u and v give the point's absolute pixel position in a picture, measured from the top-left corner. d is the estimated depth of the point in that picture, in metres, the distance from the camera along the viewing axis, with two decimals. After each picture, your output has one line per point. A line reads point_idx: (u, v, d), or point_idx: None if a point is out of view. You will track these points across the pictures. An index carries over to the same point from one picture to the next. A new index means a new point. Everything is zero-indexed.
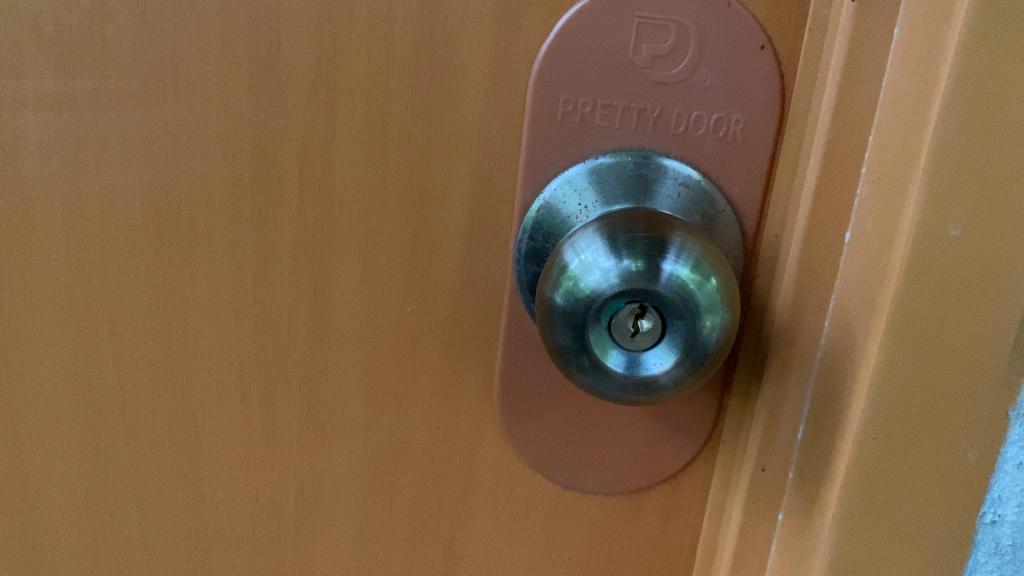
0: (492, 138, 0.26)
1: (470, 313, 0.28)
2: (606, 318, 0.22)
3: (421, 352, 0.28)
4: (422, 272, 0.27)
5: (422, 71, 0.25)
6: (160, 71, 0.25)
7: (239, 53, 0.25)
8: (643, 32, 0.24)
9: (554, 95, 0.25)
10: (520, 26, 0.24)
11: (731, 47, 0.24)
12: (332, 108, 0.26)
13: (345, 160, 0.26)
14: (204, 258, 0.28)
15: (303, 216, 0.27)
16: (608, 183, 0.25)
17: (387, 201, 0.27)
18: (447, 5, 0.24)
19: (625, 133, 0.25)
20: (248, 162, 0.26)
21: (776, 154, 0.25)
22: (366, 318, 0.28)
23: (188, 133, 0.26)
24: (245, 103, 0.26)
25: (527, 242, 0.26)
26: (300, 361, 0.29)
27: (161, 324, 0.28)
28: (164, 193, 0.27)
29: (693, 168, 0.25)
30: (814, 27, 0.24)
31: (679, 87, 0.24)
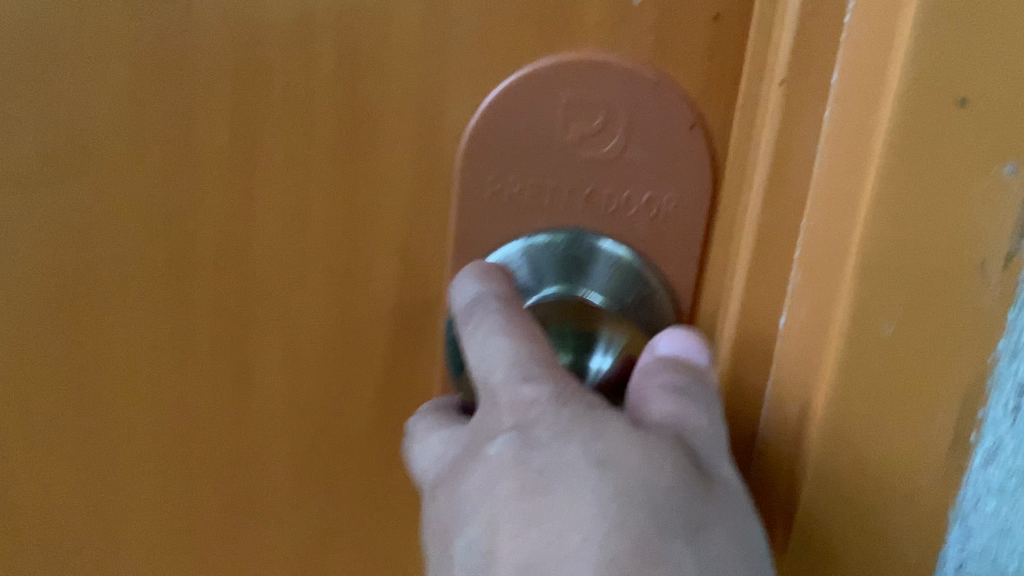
0: (418, 217, 0.25)
1: (402, 393, 0.27)
2: None
3: (352, 433, 0.27)
4: (348, 355, 0.26)
5: (343, 150, 0.24)
6: (60, 155, 0.24)
7: (148, 136, 0.24)
8: (571, 112, 0.23)
9: (480, 174, 0.24)
10: (444, 104, 0.24)
11: (661, 127, 0.23)
12: (250, 187, 0.24)
13: (265, 241, 0.25)
14: (114, 342, 0.26)
15: (222, 299, 0.26)
16: (541, 264, 0.24)
17: (310, 282, 0.25)
18: (367, 86, 0.23)
19: (555, 213, 0.24)
20: (162, 246, 0.25)
21: (712, 235, 0.24)
22: (291, 402, 0.27)
23: (95, 218, 0.25)
24: (155, 187, 0.24)
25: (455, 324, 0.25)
26: (224, 445, 0.27)
27: (75, 412, 0.27)
28: (70, 280, 0.25)
29: (625, 248, 0.24)
30: (746, 105, 0.23)
31: (608, 167, 0.24)
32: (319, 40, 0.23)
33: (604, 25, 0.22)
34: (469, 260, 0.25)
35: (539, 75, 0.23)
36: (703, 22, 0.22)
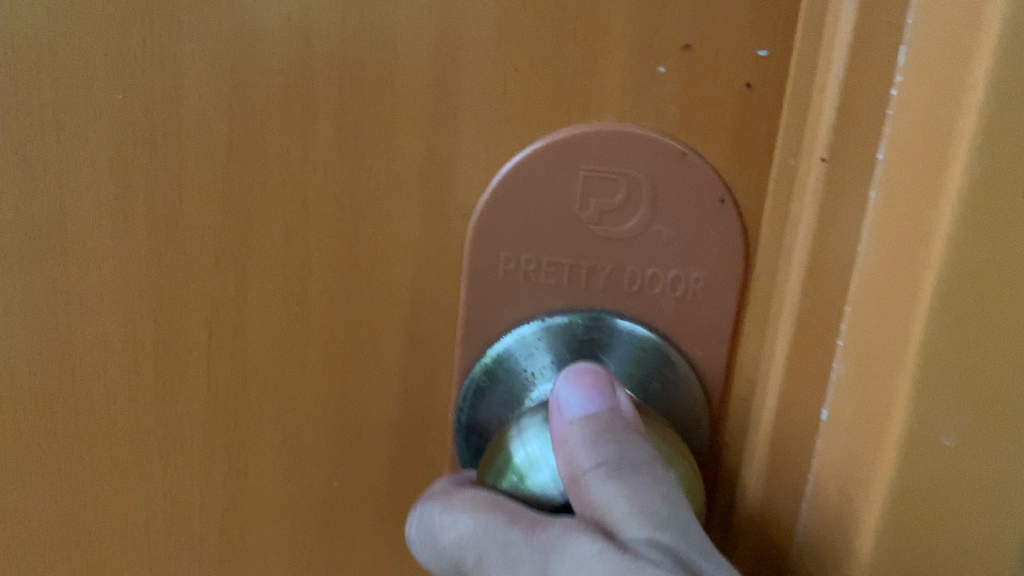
0: (425, 298, 0.23)
1: (408, 483, 0.25)
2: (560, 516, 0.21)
3: (354, 524, 0.25)
4: (350, 440, 0.24)
5: (344, 227, 0.22)
6: (36, 235, 0.22)
7: (133, 214, 0.22)
8: (591, 185, 0.22)
9: (493, 251, 0.22)
10: (454, 178, 0.22)
11: (688, 202, 0.21)
12: (242, 265, 0.23)
13: (259, 324, 0.23)
14: (96, 430, 0.24)
15: (214, 384, 0.24)
16: (558, 347, 0.23)
17: (308, 367, 0.24)
18: (370, 160, 0.22)
19: (573, 290, 0.22)
20: (148, 329, 0.23)
21: (743, 311, 0.22)
22: (286, 491, 0.25)
23: (73, 300, 0.23)
24: (141, 267, 0.23)
25: (467, 411, 0.23)
26: (212, 539, 0.25)
27: (50, 505, 0.25)
28: (47, 366, 0.23)
29: (650, 329, 0.23)
30: (780, 180, 0.21)
31: (631, 244, 0.22)
32: (318, 107, 0.21)
33: (626, 90, 0.21)
34: (481, 340, 0.23)
35: (556, 146, 0.21)
36: (734, 87, 0.21)
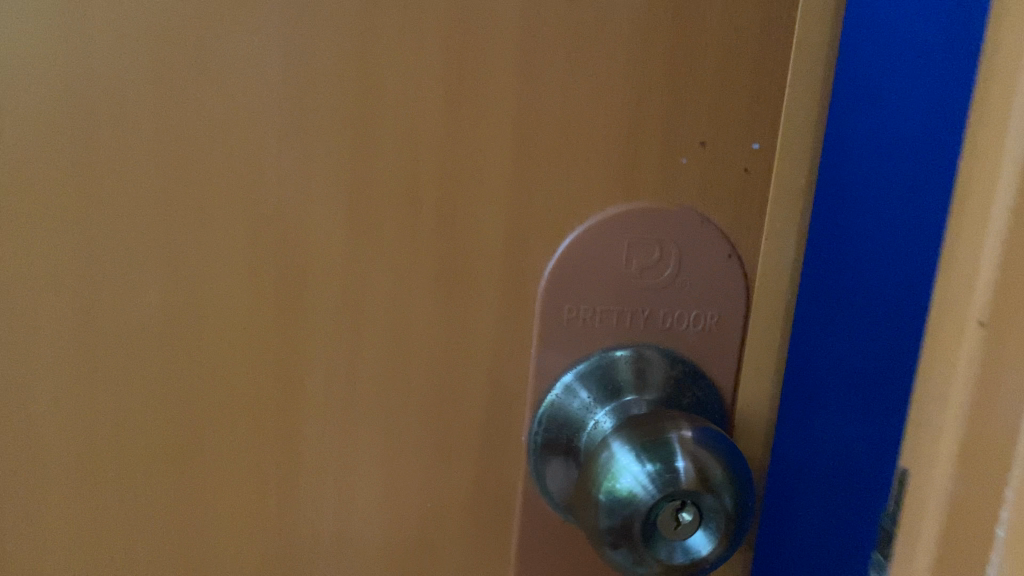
0: (504, 342, 0.29)
1: (487, 493, 0.30)
2: (649, 516, 0.25)
3: (441, 527, 0.31)
4: (436, 456, 0.30)
5: (441, 285, 0.28)
6: (197, 289, 0.28)
7: (272, 274, 0.28)
8: (629, 250, 0.28)
9: (558, 305, 0.28)
10: (528, 247, 0.28)
11: (705, 257, 0.28)
12: (359, 316, 0.28)
13: (371, 363, 0.29)
14: (233, 444, 0.30)
15: (331, 411, 0.29)
16: (609, 378, 0.28)
17: (411, 397, 0.29)
18: (463, 233, 0.28)
19: (620, 330, 0.29)
20: (279, 365, 0.29)
21: (749, 341, 0.29)
22: (382, 499, 0.30)
23: (223, 342, 0.29)
24: (277, 315, 0.28)
25: (541, 433, 0.29)
26: (318, 540, 0.31)
27: (194, 504, 0.31)
28: (199, 393, 0.29)
29: (678, 356, 0.29)
30: (770, 239, 0.28)
31: (664, 292, 0.28)
32: (422, 191, 0.27)
33: (659, 177, 0.27)
34: (547, 374, 0.29)
35: (604, 221, 0.28)
36: (738, 172, 0.27)
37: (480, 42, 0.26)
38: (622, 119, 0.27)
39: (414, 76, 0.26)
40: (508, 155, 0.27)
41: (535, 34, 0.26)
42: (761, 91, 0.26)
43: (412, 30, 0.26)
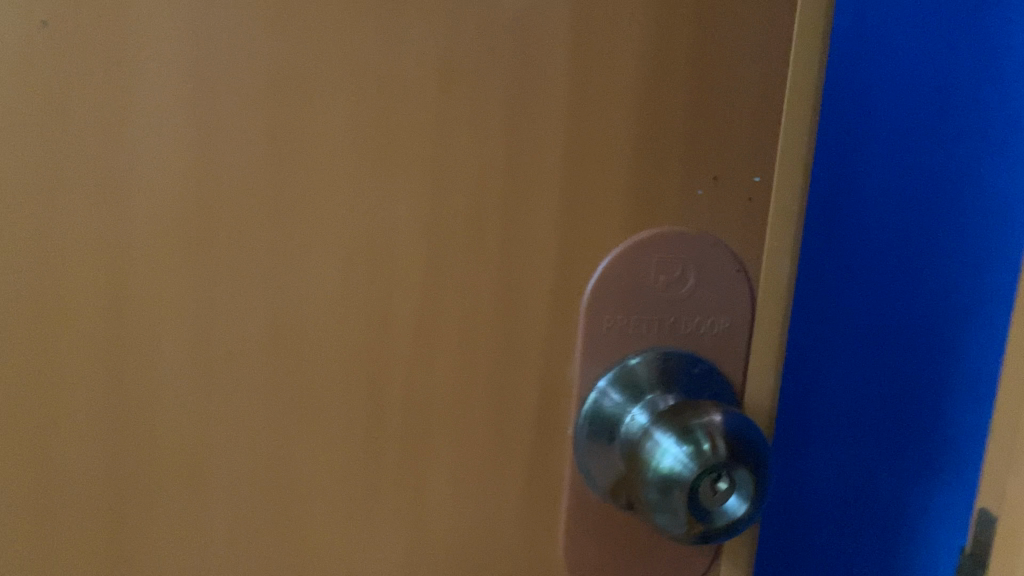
0: (554, 346, 0.33)
1: (539, 481, 0.34)
2: (691, 488, 0.29)
3: (498, 514, 0.34)
4: (498, 459, 0.34)
5: (501, 297, 0.32)
6: (286, 306, 0.31)
7: (356, 290, 0.31)
8: (656, 268, 0.33)
9: (599, 315, 0.33)
10: (574, 264, 0.33)
11: (720, 271, 0.33)
12: (431, 327, 0.32)
13: (441, 369, 0.33)
14: (313, 447, 0.32)
15: (406, 414, 0.33)
16: (643, 377, 0.33)
17: (474, 398, 0.33)
18: (521, 252, 0.32)
19: (649, 336, 0.34)
20: (361, 374, 0.32)
21: (757, 339, 0.34)
22: (453, 504, 0.34)
23: (307, 354, 0.32)
24: (359, 328, 0.32)
25: (586, 427, 0.34)
26: (394, 548, 0.34)
27: (272, 507, 0.33)
28: (284, 401, 0.32)
29: (699, 355, 0.34)
30: (772, 253, 0.34)
31: (686, 301, 0.34)
32: (486, 216, 0.32)
33: (681, 205, 0.33)
34: (589, 376, 0.34)
35: (636, 244, 0.33)
36: (744, 200, 0.33)
37: (539, 98, 0.31)
38: (651, 156, 0.32)
39: (485, 128, 0.31)
40: (560, 191, 0.32)
41: (582, 90, 0.31)
42: (760, 133, 0.32)
43: (485, 89, 0.30)
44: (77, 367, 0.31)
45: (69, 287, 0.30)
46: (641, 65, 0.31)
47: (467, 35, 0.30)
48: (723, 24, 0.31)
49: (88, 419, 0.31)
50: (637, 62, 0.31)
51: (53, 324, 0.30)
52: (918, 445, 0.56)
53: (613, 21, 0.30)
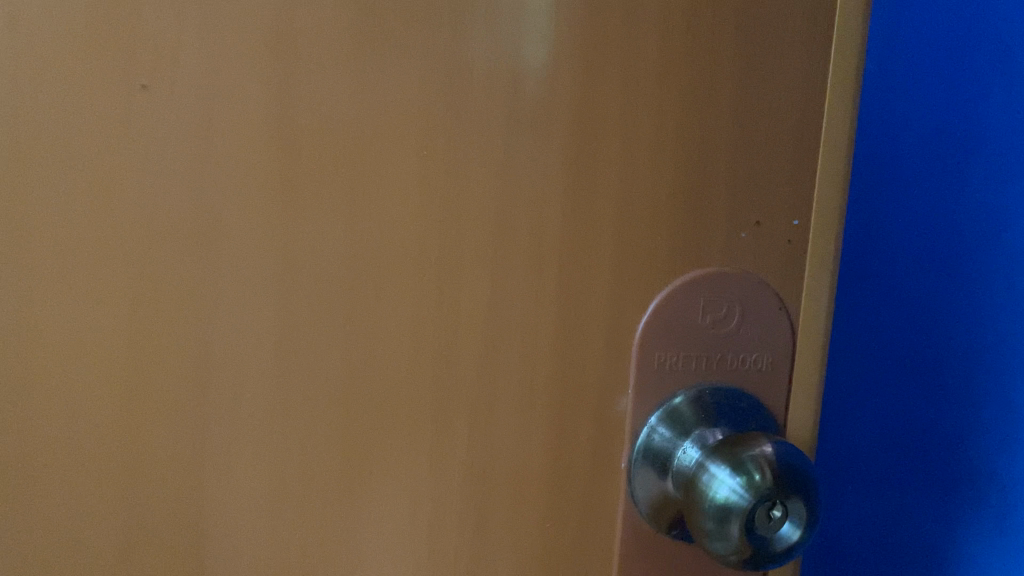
0: (609, 374, 0.35)
1: (595, 502, 0.36)
2: (749, 518, 0.31)
3: (555, 532, 0.36)
4: (554, 485, 0.36)
5: (559, 326, 0.34)
6: (360, 323, 0.34)
7: (426, 313, 0.34)
8: (704, 306, 0.35)
9: (651, 351, 0.35)
10: (627, 298, 0.35)
11: (763, 307, 0.35)
12: (494, 352, 0.34)
13: (504, 390, 0.35)
14: (383, 455, 0.35)
15: (470, 431, 0.35)
16: (692, 413, 0.35)
17: (535, 420, 0.35)
18: (579, 286, 0.34)
19: (697, 370, 0.35)
20: (429, 392, 0.34)
21: (801, 370, 0.36)
22: (512, 518, 0.36)
23: (379, 371, 0.34)
24: (428, 349, 0.34)
25: (639, 458, 0.35)
26: (456, 567, 0.36)
27: (343, 507, 0.35)
28: (357, 412, 0.34)
29: (744, 390, 0.36)
30: (813, 288, 0.35)
31: (731, 337, 0.35)
32: (547, 248, 0.34)
33: (728, 242, 0.35)
34: (641, 408, 0.35)
35: (685, 281, 0.35)
36: (786, 241, 0.35)
37: (593, 148, 0.33)
38: (700, 195, 0.34)
39: (544, 176, 0.33)
40: (615, 226, 0.34)
41: (634, 140, 0.33)
42: (802, 175, 0.34)
43: (543, 140, 0.33)
44: (170, 395, 0.34)
45: (161, 296, 0.33)
46: (691, 109, 0.33)
47: (526, 92, 0.32)
48: (764, 77, 0.33)
49: (177, 424, 0.34)
50: (688, 106, 0.33)
51: (148, 337, 0.34)
52: (978, 500, 0.51)
53: (661, 75, 0.33)
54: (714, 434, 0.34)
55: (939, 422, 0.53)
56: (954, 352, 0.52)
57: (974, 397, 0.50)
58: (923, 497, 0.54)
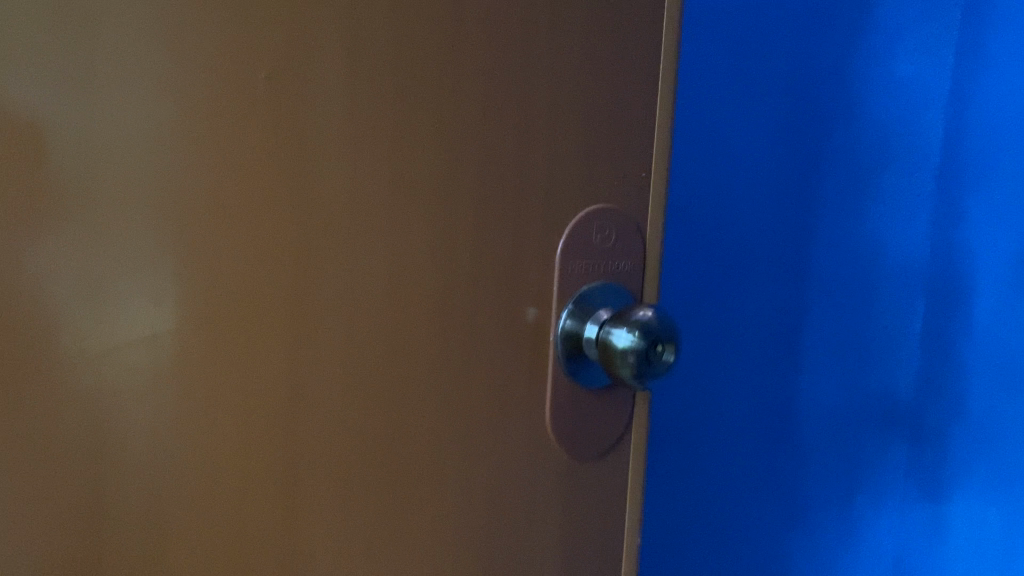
0: (541, 271, 0.53)
1: (532, 358, 0.54)
2: (644, 353, 0.51)
3: (508, 379, 0.54)
4: (509, 347, 0.53)
5: (510, 238, 0.52)
6: (391, 230, 0.49)
7: (431, 226, 0.50)
8: (598, 232, 0.54)
9: (566, 259, 0.54)
10: (552, 219, 0.53)
11: (629, 229, 0.55)
12: (473, 253, 0.51)
13: (477, 280, 0.52)
14: (404, 326, 0.50)
15: (457, 310, 0.52)
16: (593, 302, 0.54)
17: (497, 301, 0.52)
18: (522, 210, 0.52)
19: (596, 272, 0.55)
20: (432, 280, 0.51)
21: (651, 268, 0.57)
22: (481, 368, 0.53)
23: (402, 265, 0.50)
24: (432, 251, 0.50)
25: (561, 335, 0.54)
26: (447, 406, 0.52)
27: (377, 361, 0.50)
28: (387, 293, 0.50)
29: (621, 285, 0.56)
30: (656, 215, 0.56)
31: (613, 251, 0.55)
32: (504, 183, 0.51)
33: (609, 183, 0.54)
34: (563, 301, 0.54)
35: (585, 213, 0.54)
36: (639, 187, 0.56)
37: (531, 118, 0.51)
38: (591, 151, 0.53)
39: (502, 137, 0.51)
40: (544, 170, 0.52)
41: (559, 126, 0.52)
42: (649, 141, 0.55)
43: (501, 112, 0.50)
44: (270, 295, 0.47)
45: (264, 213, 0.46)
46: (587, 95, 0.52)
47: (492, 80, 0.50)
48: (628, 77, 0.54)
49: (274, 308, 0.47)
50: (585, 93, 0.52)
51: (252, 244, 0.46)
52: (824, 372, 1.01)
53: (571, 73, 0.52)
54: (601, 313, 0.54)
55: (789, 294, 1.01)
56: (826, 281, 0.99)
57: (828, 280, 0.99)
58: (809, 354, 1.01)
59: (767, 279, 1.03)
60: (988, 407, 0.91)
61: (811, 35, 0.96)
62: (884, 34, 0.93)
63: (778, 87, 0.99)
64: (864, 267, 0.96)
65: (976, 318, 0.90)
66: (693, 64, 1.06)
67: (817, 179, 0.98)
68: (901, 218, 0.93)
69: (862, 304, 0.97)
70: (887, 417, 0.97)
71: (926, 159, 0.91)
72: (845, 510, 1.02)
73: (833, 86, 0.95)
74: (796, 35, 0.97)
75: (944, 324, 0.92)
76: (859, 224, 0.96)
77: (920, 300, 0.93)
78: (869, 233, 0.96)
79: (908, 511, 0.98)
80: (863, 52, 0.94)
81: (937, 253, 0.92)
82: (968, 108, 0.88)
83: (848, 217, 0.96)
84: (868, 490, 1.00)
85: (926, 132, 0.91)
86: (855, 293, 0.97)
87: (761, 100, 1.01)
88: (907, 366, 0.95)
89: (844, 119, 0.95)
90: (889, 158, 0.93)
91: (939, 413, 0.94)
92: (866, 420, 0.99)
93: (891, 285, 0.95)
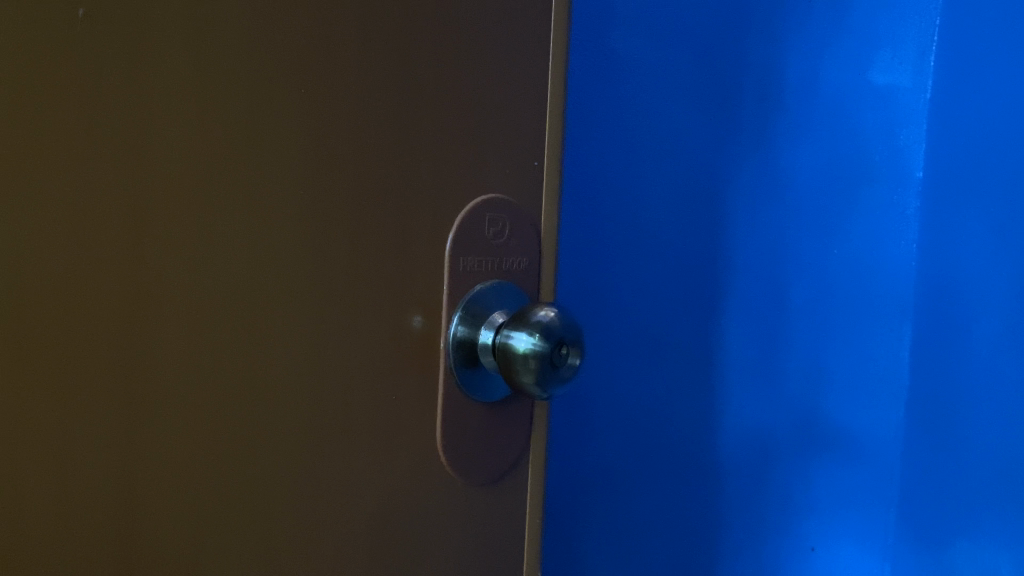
0: (430, 271, 0.48)
1: (423, 369, 0.48)
2: (548, 356, 0.47)
3: (397, 396, 0.47)
4: (398, 358, 0.47)
5: (398, 234, 0.46)
6: (257, 223, 0.40)
7: (309, 218, 0.42)
8: (489, 226, 0.50)
9: (458, 256, 0.49)
10: (442, 212, 0.48)
11: (519, 226, 0.52)
12: (355, 250, 0.44)
13: (361, 283, 0.45)
14: (278, 337, 0.42)
15: (339, 317, 0.44)
16: (482, 304, 0.50)
17: (384, 307, 0.46)
18: (410, 202, 0.46)
19: (487, 270, 0.50)
20: (311, 281, 0.43)
21: (541, 266, 0.54)
22: (368, 384, 0.46)
23: (275, 264, 0.41)
24: (311, 244, 0.42)
25: (452, 343, 0.49)
26: (329, 432, 0.44)
27: (242, 383, 0.41)
28: (256, 297, 0.41)
29: (511, 286, 0.52)
30: (546, 209, 0.53)
31: (503, 247, 0.51)
32: (390, 170, 0.45)
33: (501, 176, 0.50)
34: (453, 304, 0.49)
35: (476, 204, 0.49)
36: (532, 180, 0.52)
37: (418, 99, 0.46)
38: (483, 140, 0.49)
39: (387, 117, 0.45)
40: (433, 158, 0.47)
41: (450, 109, 0.47)
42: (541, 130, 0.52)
43: (386, 88, 0.44)
44: (105, 294, 0.36)
45: (101, 183, 0.36)
46: (477, 77, 0.48)
47: (372, 51, 0.44)
48: (519, 62, 0.50)
49: (116, 308, 0.36)
50: (475, 75, 0.48)
51: (85, 222, 0.35)
52: (732, 369, 1.02)
53: (459, 51, 0.47)
54: (494, 316, 0.50)
55: (706, 296, 1.01)
56: (738, 279, 1.01)
57: (795, 260, 1.00)
58: (778, 333, 1.01)
59: (714, 260, 1.01)
60: (881, 437, 1.00)
61: (736, 43, 0.98)
62: (846, 45, 0.97)
63: (695, 83, 0.99)
64: (822, 274, 1.00)
65: (975, 335, 0.94)
66: (587, 70, 1.01)
67: (732, 179, 1.00)
68: (887, 229, 0.98)
69: (822, 316, 1.00)
70: (832, 422, 1.01)
71: (888, 195, 0.98)
72: (803, 520, 1.02)
73: (781, 82, 0.99)
74: (720, 37, 0.99)
75: (940, 329, 0.97)
76: (780, 238, 1.00)
77: (896, 311, 0.99)
78: (808, 246, 1.00)
79: (892, 514, 1.00)
80: (795, 70, 0.98)
81: (925, 259, 0.98)
82: (951, 117, 0.96)
83: (770, 227, 1.00)
84: (835, 493, 1.01)
85: (904, 145, 0.97)
86: (816, 302, 1.00)
87: (703, 90, 0.99)
88: (894, 379, 0.99)
89: (776, 132, 0.99)
90: (868, 174, 0.98)
91: (938, 414, 0.97)
92: (800, 428, 1.01)
93: (856, 295, 0.99)
